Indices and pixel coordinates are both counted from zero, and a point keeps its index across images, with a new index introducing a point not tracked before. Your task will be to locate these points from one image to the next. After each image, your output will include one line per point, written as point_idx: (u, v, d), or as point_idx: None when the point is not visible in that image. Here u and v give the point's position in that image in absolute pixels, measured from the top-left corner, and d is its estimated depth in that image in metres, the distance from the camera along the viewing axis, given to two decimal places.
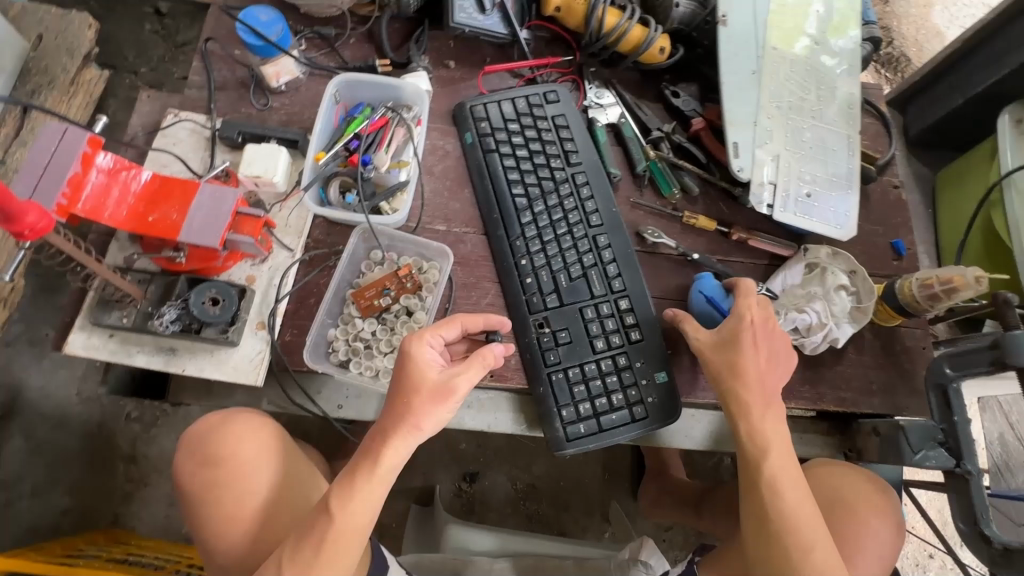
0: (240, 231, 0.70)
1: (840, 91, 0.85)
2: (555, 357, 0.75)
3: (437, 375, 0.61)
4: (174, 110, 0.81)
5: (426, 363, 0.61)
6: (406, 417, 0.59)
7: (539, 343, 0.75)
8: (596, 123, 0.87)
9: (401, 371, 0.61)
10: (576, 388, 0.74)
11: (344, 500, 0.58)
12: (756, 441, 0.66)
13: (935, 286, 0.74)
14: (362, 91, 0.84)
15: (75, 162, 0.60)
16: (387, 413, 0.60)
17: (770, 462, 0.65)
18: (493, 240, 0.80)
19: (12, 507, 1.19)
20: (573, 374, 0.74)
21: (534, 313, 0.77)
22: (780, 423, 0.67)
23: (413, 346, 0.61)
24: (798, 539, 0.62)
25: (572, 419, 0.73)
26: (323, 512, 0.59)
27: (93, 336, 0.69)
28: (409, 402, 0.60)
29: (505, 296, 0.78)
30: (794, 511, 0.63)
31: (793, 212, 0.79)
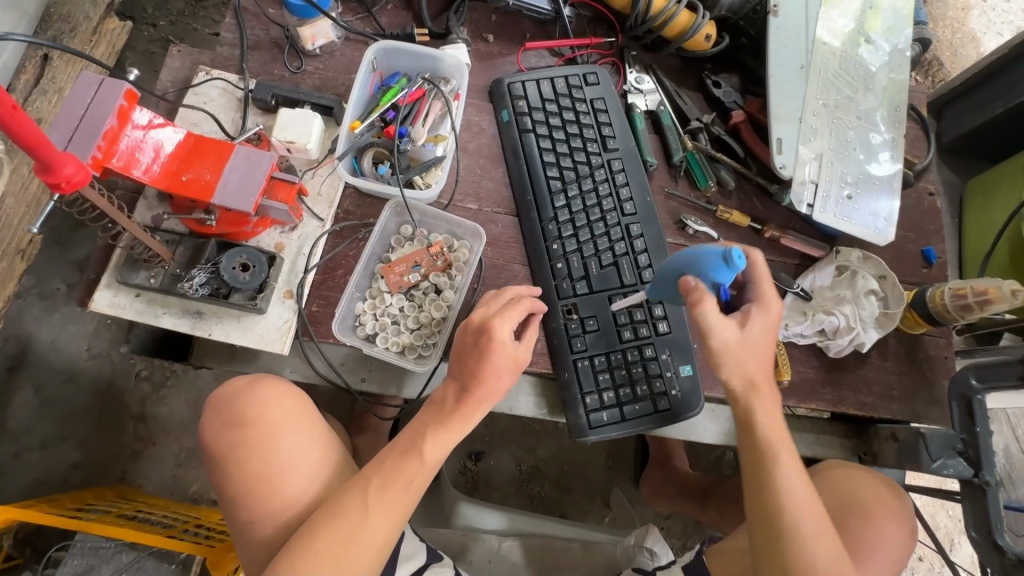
0: (274, 197, 0.69)
1: (886, 92, 0.84)
2: (581, 345, 0.75)
3: (516, 352, 0.65)
4: (206, 67, 0.79)
5: (508, 347, 0.63)
6: (493, 388, 0.64)
7: (566, 328, 0.75)
8: (635, 109, 0.85)
9: (484, 355, 0.62)
10: (602, 376, 0.74)
11: (435, 443, 0.63)
12: (769, 435, 0.63)
13: (969, 297, 0.74)
14: (399, 60, 0.82)
15: (112, 115, 0.58)
16: (473, 382, 0.63)
17: (773, 454, 0.63)
18: (525, 222, 0.79)
19: (21, 458, 1.20)
20: (599, 362, 0.74)
21: (563, 299, 0.76)
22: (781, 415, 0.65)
23: (499, 328, 0.63)
24: (808, 530, 0.61)
25: (596, 407, 0.74)
26: (413, 454, 0.62)
27: (120, 294, 0.69)
28: (494, 378, 0.63)
29: (535, 281, 0.77)
30: (801, 503, 0.62)
31: (832, 214, 0.78)
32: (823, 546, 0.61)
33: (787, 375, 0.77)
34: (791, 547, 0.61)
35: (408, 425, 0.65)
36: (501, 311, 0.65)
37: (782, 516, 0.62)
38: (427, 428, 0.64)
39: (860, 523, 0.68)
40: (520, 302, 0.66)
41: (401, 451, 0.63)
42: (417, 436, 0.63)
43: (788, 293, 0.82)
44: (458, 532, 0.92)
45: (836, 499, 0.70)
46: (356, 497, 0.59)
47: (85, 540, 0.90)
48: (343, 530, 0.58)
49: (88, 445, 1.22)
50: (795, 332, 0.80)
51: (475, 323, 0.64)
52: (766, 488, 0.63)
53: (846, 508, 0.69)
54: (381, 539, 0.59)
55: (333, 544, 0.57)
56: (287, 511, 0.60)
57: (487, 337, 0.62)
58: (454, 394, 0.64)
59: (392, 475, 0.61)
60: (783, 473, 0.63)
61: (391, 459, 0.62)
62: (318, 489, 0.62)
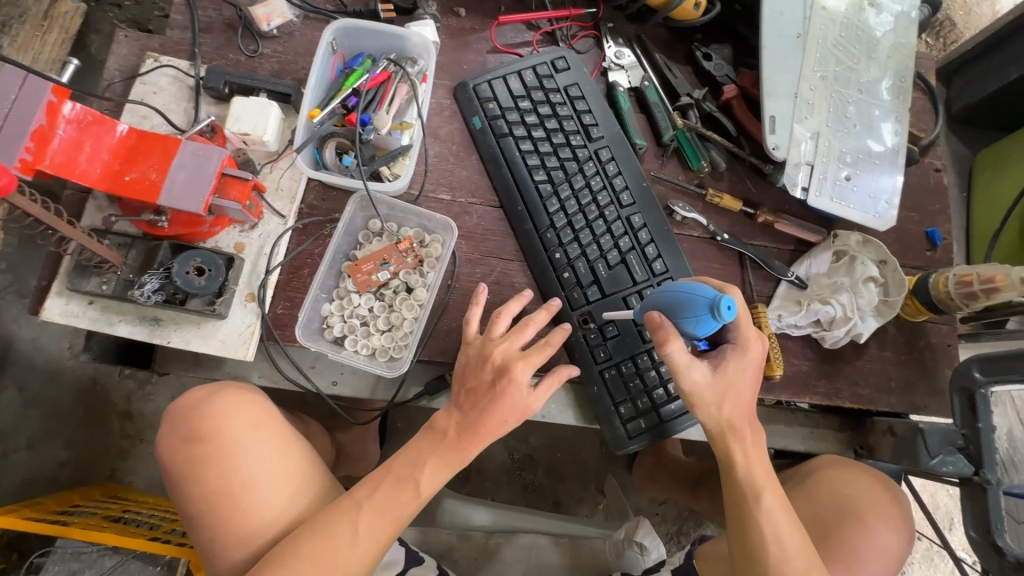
0: (227, 196, 0.64)
1: (892, 61, 0.77)
2: (604, 354, 0.71)
3: (531, 400, 0.60)
4: (154, 53, 0.73)
5: (521, 389, 0.60)
6: (499, 429, 0.60)
7: (586, 340, 0.72)
8: (617, 88, 0.80)
9: (495, 395, 0.60)
10: (631, 383, 0.71)
11: (434, 472, 0.60)
12: (750, 474, 0.61)
13: (974, 284, 0.69)
14: (362, 40, 0.76)
15: (40, 113, 0.55)
16: (475, 417, 0.60)
17: (758, 489, 0.61)
18: (522, 235, 0.74)
19: (9, 458, 1.19)
20: (625, 368, 0.71)
21: (576, 309, 0.72)
22: (761, 446, 0.63)
23: (519, 372, 0.60)
24: (795, 568, 0.59)
25: (631, 416, 0.71)
26: (409, 485, 0.59)
27: (72, 302, 0.65)
28: (496, 421, 0.60)
29: (543, 294, 0.74)
30: (787, 542, 0.60)
31: (829, 198, 0.72)
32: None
33: (779, 369, 0.72)
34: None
35: (405, 450, 0.61)
36: (525, 353, 0.61)
37: (767, 556, 0.59)
38: (427, 458, 0.60)
39: (854, 529, 0.65)
40: (549, 349, 0.61)
41: (395, 480, 0.59)
42: (415, 464, 0.60)
43: (782, 280, 0.78)
44: (444, 530, 0.91)
45: (831, 505, 0.67)
46: (341, 520, 0.57)
47: (66, 546, 0.89)
48: (323, 553, 0.55)
49: (76, 443, 1.21)
50: (789, 323, 0.75)
51: (495, 360, 0.61)
52: (750, 528, 0.60)
53: (842, 515, 0.66)
54: (360, 563, 0.57)
55: (310, 565, 0.55)
56: (260, 531, 0.58)
57: (506, 380, 0.60)
58: (457, 426, 0.61)
59: (386, 502, 0.58)
60: (768, 512, 0.60)
61: (386, 485, 0.59)
62: (294, 512, 0.60)
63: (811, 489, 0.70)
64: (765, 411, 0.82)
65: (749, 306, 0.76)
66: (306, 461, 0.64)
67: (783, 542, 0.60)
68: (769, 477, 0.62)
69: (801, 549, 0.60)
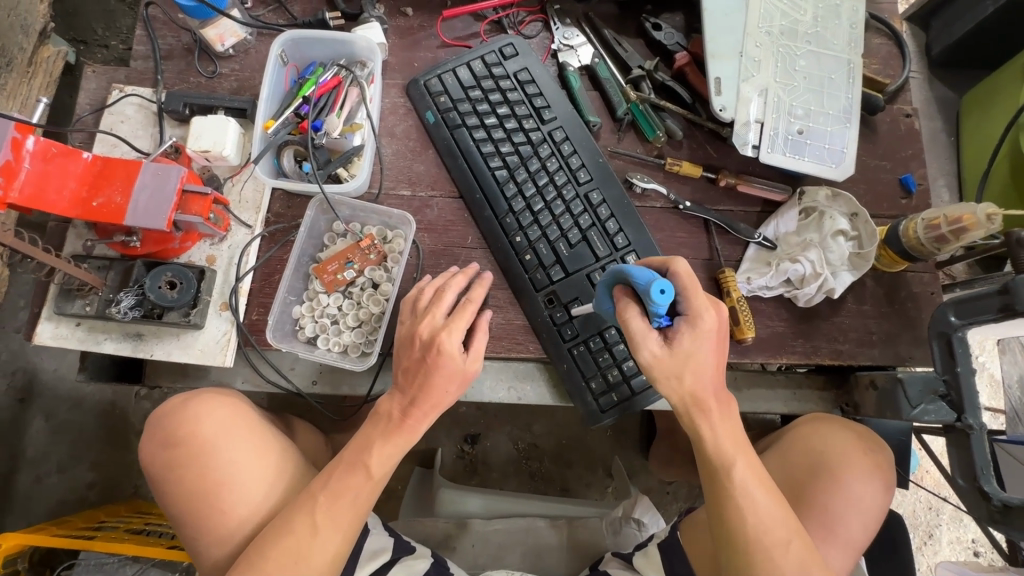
0: (189, 211, 0.66)
1: (843, 10, 0.75)
2: (571, 331, 0.72)
3: (461, 361, 0.62)
4: (119, 84, 0.77)
5: (453, 357, 0.61)
6: (442, 400, 0.63)
7: (552, 319, 0.72)
8: (568, 68, 0.80)
9: (428, 367, 0.62)
10: (600, 357, 0.71)
11: (382, 456, 0.62)
12: (720, 447, 0.60)
13: (942, 227, 0.67)
14: (311, 49, 0.78)
15: (5, 149, 0.58)
16: (421, 397, 0.62)
17: (727, 461, 0.60)
18: (482, 223, 0.75)
19: (42, 482, 1.26)
20: (594, 344, 0.72)
21: (541, 290, 0.73)
22: (730, 419, 0.62)
23: (447, 342, 0.61)
24: (777, 539, 0.59)
25: (602, 390, 0.71)
26: (359, 468, 0.61)
27: (61, 325, 0.69)
28: (429, 384, 0.62)
29: (507, 280, 0.74)
30: (765, 513, 0.59)
31: (782, 152, 0.71)
32: (792, 552, 0.58)
33: (750, 332, 0.72)
34: (758, 557, 0.58)
35: (354, 438, 0.64)
36: (449, 321, 0.63)
37: (746, 530, 0.59)
38: (373, 441, 0.62)
39: (825, 486, 0.66)
40: (469, 307, 0.63)
41: (346, 467, 0.61)
42: (363, 448, 0.62)
43: (750, 243, 0.77)
44: (442, 518, 0.93)
45: (805, 461, 0.68)
46: (302, 516, 0.59)
47: (90, 558, 0.93)
48: (292, 548, 0.58)
49: (101, 464, 1.28)
50: (759, 285, 0.75)
51: (422, 336, 0.63)
52: (727, 504, 0.60)
53: (815, 472, 0.67)
54: (329, 554, 0.59)
55: (284, 561, 0.57)
56: (239, 530, 0.61)
57: (435, 352, 0.61)
58: (400, 406, 0.63)
59: (340, 489, 0.60)
60: (743, 485, 0.60)
61: (336, 475, 0.61)
62: (267, 508, 0.63)
63: (785, 450, 0.70)
64: (746, 375, 0.82)
65: (716, 272, 0.76)
66: (283, 458, 0.67)
67: (758, 512, 0.59)
68: (740, 447, 0.61)
69: (778, 518, 0.59)
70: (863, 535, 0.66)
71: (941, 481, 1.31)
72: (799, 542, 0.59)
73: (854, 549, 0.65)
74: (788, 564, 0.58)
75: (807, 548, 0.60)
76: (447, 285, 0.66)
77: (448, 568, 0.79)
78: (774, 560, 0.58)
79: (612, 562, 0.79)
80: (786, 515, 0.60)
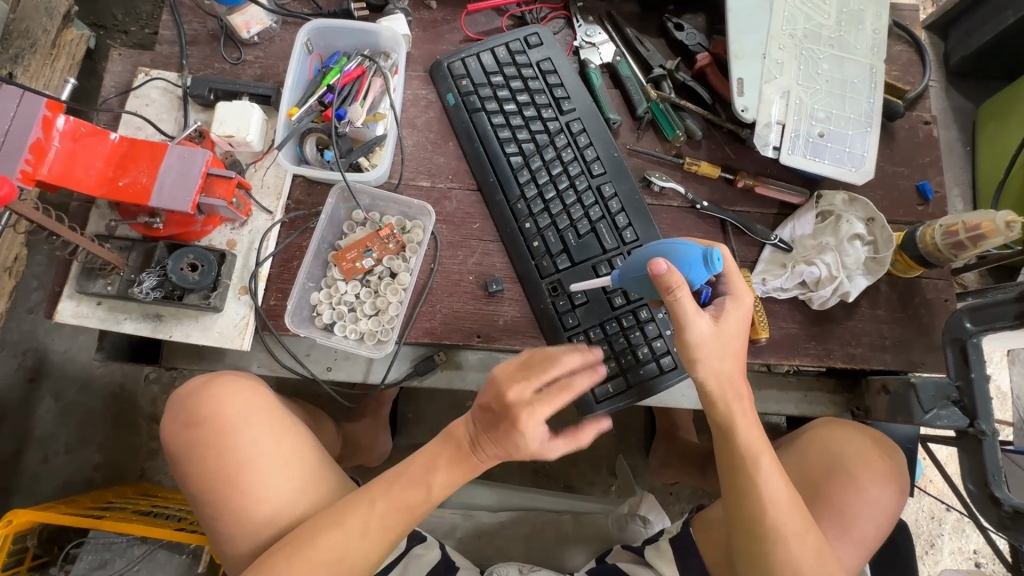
0: (213, 194, 0.67)
1: (867, 15, 0.76)
2: (573, 321, 0.72)
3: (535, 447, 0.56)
4: (145, 68, 0.78)
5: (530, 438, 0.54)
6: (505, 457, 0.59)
7: (555, 307, 0.73)
8: (589, 65, 0.81)
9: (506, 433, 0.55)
10: (599, 348, 0.72)
11: (445, 479, 0.61)
12: (750, 438, 0.60)
13: (960, 233, 0.68)
14: (336, 39, 0.79)
15: (36, 128, 0.59)
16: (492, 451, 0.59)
17: (756, 454, 0.60)
18: (493, 207, 0.76)
19: (49, 461, 1.27)
20: (594, 335, 0.72)
21: (546, 278, 0.74)
22: (755, 410, 0.62)
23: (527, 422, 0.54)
24: (795, 532, 0.59)
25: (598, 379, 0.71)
26: (421, 486, 0.61)
27: (82, 304, 0.70)
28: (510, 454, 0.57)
29: (514, 266, 0.75)
30: (783, 506, 0.59)
31: (802, 155, 0.72)
32: (809, 544, 0.59)
33: (764, 333, 0.72)
34: (775, 548, 0.59)
35: (419, 453, 0.63)
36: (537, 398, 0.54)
37: (765, 522, 0.60)
38: (438, 464, 0.61)
39: (841, 486, 0.66)
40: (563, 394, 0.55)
41: (410, 479, 0.62)
42: (426, 469, 0.61)
43: (767, 245, 0.77)
44: (448, 510, 0.94)
45: (818, 461, 0.68)
46: (358, 514, 0.60)
47: (97, 537, 0.94)
48: (339, 544, 0.59)
49: (108, 446, 1.28)
50: (774, 287, 0.75)
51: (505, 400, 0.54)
52: (748, 496, 0.60)
53: (827, 471, 0.67)
54: (370, 554, 0.61)
55: (328, 554, 0.59)
56: (256, 510, 0.62)
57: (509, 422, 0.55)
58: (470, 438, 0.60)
59: (396, 499, 0.61)
60: (768, 477, 0.60)
61: (398, 484, 0.62)
62: (280, 492, 0.63)
63: (799, 449, 0.70)
64: (756, 376, 0.83)
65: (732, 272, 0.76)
66: (298, 443, 0.67)
67: (779, 505, 0.60)
68: (765, 442, 0.61)
69: (797, 510, 0.60)
70: (875, 535, 0.66)
71: (944, 491, 1.31)
72: (813, 533, 0.60)
73: (864, 549, 0.66)
74: (805, 556, 0.59)
75: (823, 542, 0.61)
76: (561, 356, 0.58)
77: (454, 561, 0.80)
78: (791, 551, 0.59)
79: (622, 557, 0.80)
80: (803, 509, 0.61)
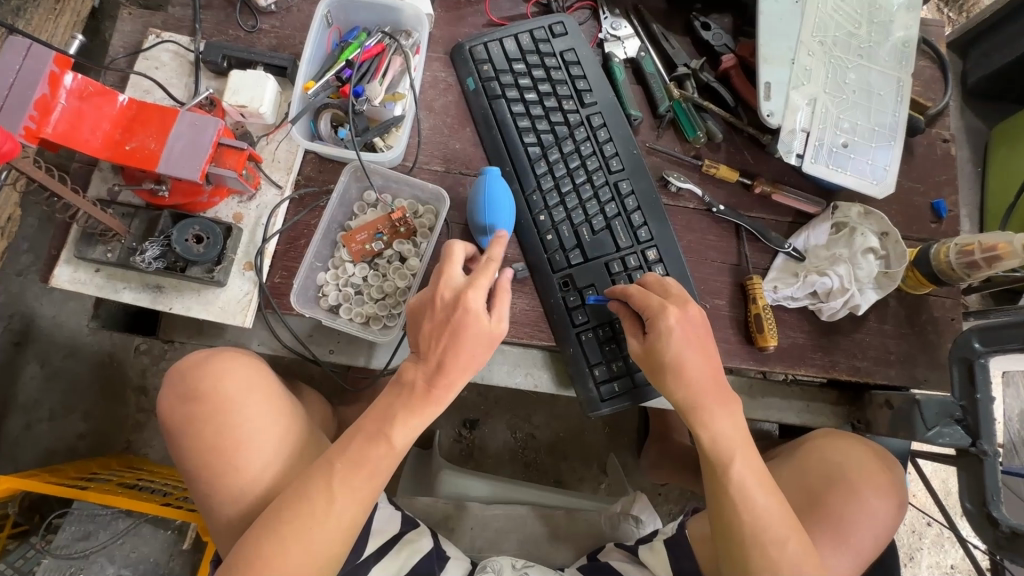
0: (223, 164, 0.65)
1: (896, 27, 0.75)
2: (582, 317, 0.71)
3: (490, 323, 0.59)
4: (156, 29, 0.75)
5: (478, 316, 0.58)
6: (467, 364, 0.58)
7: (565, 302, 0.72)
8: (613, 58, 0.79)
9: (453, 326, 0.58)
10: (608, 346, 0.71)
11: (404, 430, 0.59)
12: (721, 446, 0.62)
13: (975, 253, 0.67)
14: (357, 13, 0.77)
15: (42, 83, 0.57)
16: (446, 362, 0.58)
17: (731, 462, 0.61)
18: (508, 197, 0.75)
19: (33, 428, 1.24)
20: (603, 333, 0.71)
21: (558, 272, 0.73)
22: (737, 416, 0.63)
23: (472, 300, 0.58)
24: (773, 538, 0.59)
25: (605, 378, 0.71)
26: (381, 439, 0.59)
27: (79, 270, 0.67)
28: (454, 350, 0.58)
29: (526, 258, 0.74)
30: (761, 513, 0.60)
31: (824, 164, 0.71)
32: (791, 550, 0.59)
33: (773, 340, 0.72)
34: (753, 554, 0.59)
35: (374, 408, 0.61)
36: (472, 278, 0.59)
37: (742, 528, 0.60)
38: (397, 414, 0.59)
39: (842, 499, 0.66)
40: (491, 265, 0.59)
41: (367, 437, 0.59)
42: (384, 420, 0.59)
43: (780, 252, 0.77)
44: (441, 499, 0.94)
45: (817, 470, 0.69)
46: (320, 480, 0.58)
47: (82, 507, 0.92)
48: (309, 512, 0.57)
49: (94, 415, 1.26)
50: (784, 295, 0.75)
51: (446, 297, 0.59)
52: (725, 502, 0.61)
53: (825, 483, 0.67)
54: (343, 523, 0.58)
55: (296, 523, 0.56)
56: (249, 490, 0.61)
57: (460, 310, 0.57)
58: (424, 376, 0.59)
59: (360, 459, 0.58)
60: (740, 482, 0.60)
61: (356, 444, 0.59)
62: (275, 477, 0.62)
63: (798, 459, 0.71)
64: (760, 383, 0.84)
65: (743, 278, 0.76)
66: (295, 428, 0.66)
67: (758, 512, 0.60)
68: (742, 446, 0.62)
69: (781, 519, 0.60)
70: (873, 546, 0.66)
71: (927, 505, 1.33)
72: (797, 540, 0.59)
73: (859, 559, 0.65)
74: (787, 562, 0.58)
75: (809, 548, 0.60)
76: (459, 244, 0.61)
77: (446, 550, 0.79)
78: (772, 559, 0.59)
79: (614, 555, 0.80)
80: (788, 516, 0.61)
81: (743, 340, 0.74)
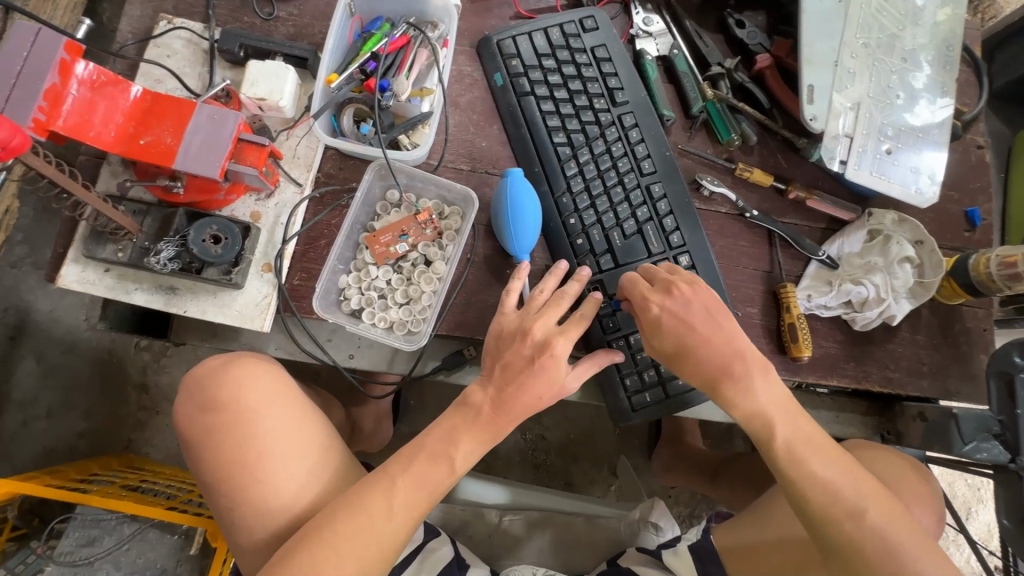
0: (244, 161, 0.62)
1: (938, 29, 0.73)
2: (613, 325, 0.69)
3: (569, 382, 0.61)
4: (167, 15, 0.71)
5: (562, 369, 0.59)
6: (532, 405, 0.59)
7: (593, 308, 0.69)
8: (645, 55, 0.77)
9: (537, 370, 0.59)
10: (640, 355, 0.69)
11: (468, 449, 0.59)
12: (758, 419, 0.60)
13: (1018, 264, 0.66)
14: (380, 2, 0.73)
15: (52, 72, 0.53)
16: (518, 394, 0.59)
17: (778, 436, 0.59)
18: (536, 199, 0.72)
19: (30, 426, 1.20)
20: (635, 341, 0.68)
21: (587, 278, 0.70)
22: (776, 383, 0.61)
23: (560, 347, 0.59)
24: (847, 509, 0.56)
25: (636, 389, 0.69)
26: (442, 460, 0.58)
27: (88, 269, 0.64)
28: (524, 382, 0.59)
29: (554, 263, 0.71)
30: (828, 484, 0.57)
31: (868, 171, 0.69)
32: (874, 519, 0.55)
33: (807, 351, 0.70)
34: (836, 531, 0.56)
35: (436, 426, 0.60)
36: (564, 328, 0.61)
37: (813, 506, 0.57)
38: (461, 435, 0.59)
39: None
40: (585, 321, 0.62)
41: (429, 456, 0.58)
42: (450, 439, 0.59)
43: (813, 259, 0.75)
44: (459, 505, 0.92)
45: None
46: (378, 495, 0.56)
47: (85, 513, 0.89)
48: (364, 525, 0.55)
49: (94, 413, 1.22)
50: (818, 304, 0.73)
51: (535, 337, 0.60)
52: (792, 481, 0.58)
53: None
54: (400, 536, 0.56)
55: (352, 539, 0.54)
56: (279, 506, 0.58)
57: (547, 356, 0.59)
58: (491, 402, 0.59)
59: (420, 477, 0.58)
60: (791, 456, 0.59)
61: (420, 460, 0.58)
62: (313, 496, 0.60)
63: None
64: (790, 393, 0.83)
65: (776, 285, 0.74)
66: (330, 440, 0.64)
67: (824, 483, 0.57)
68: (780, 414, 0.60)
69: (852, 489, 0.57)
70: None
71: None
72: (875, 508, 0.56)
73: None
74: (871, 535, 0.55)
75: (894, 514, 0.56)
76: (563, 292, 0.63)
77: (465, 559, 0.78)
78: (856, 537, 0.55)
79: (634, 559, 0.78)
80: (862, 483, 0.57)
81: (775, 350, 0.73)
